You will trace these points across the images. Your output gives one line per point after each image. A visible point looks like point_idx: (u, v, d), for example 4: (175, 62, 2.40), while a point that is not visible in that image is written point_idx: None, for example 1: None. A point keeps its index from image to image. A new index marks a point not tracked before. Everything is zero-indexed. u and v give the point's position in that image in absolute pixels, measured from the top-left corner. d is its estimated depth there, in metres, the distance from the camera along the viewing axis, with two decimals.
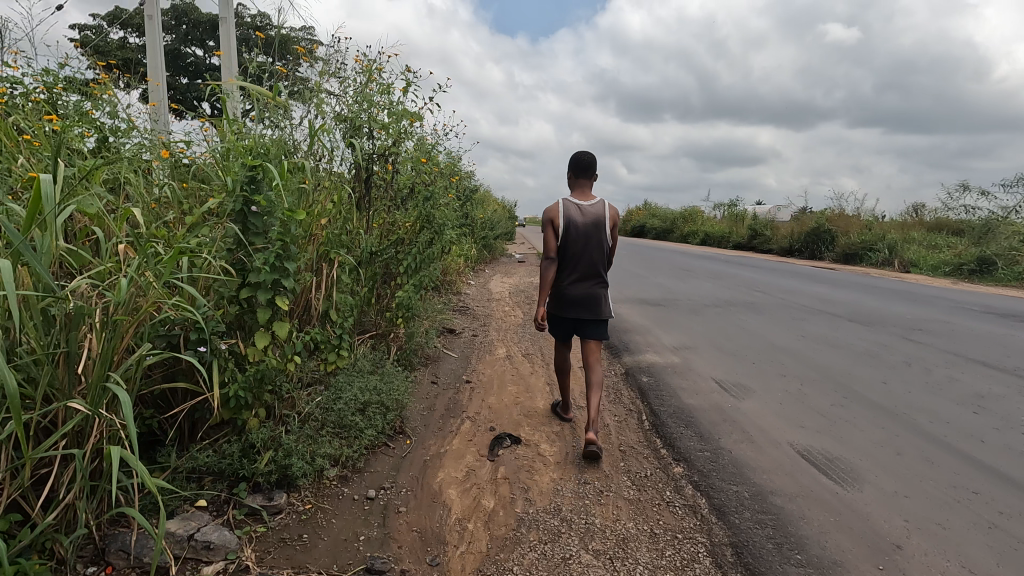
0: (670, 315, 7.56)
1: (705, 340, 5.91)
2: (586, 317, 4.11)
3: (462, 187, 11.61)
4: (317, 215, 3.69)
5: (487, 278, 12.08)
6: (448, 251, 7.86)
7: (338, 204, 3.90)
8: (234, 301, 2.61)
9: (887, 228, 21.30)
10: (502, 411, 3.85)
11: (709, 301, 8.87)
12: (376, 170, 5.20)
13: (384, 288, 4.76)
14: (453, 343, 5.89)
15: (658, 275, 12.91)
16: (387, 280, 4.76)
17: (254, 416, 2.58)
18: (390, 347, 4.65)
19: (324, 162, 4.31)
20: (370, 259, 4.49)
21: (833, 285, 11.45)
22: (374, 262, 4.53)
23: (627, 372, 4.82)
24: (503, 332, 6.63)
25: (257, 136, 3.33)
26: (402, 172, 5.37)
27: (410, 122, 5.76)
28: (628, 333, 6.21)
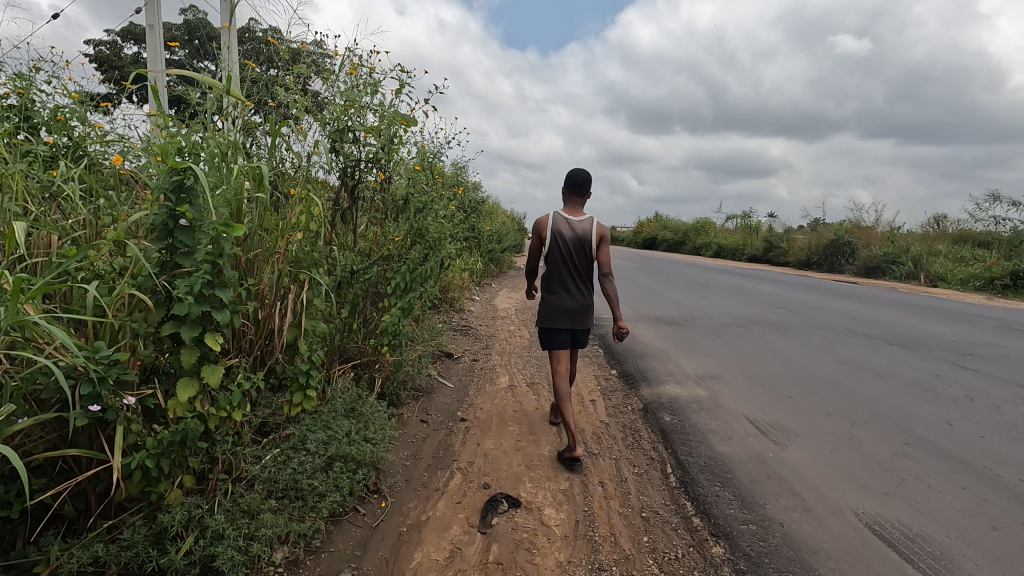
0: (689, 336, 6.95)
1: (731, 367, 5.29)
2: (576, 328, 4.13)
3: (466, 199, 11.10)
4: (283, 230, 3.16)
5: (494, 294, 11.53)
6: (449, 267, 7.33)
7: (309, 216, 3.38)
8: (154, 340, 2.07)
9: (911, 240, 20.49)
10: (499, 461, 3.26)
11: (730, 320, 8.24)
12: (364, 179, 4.68)
13: (371, 311, 4.22)
14: (450, 370, 5.32)
15: (673, 290, 12.29)
16: (374, 302, 4.23)
17: (175, 487, 2.02)
18: (375, 379, 4.09)
19: (299, 171, 3.83)
20: (352, 279, 3.95)
21: (863, 301, 10.75)
22: (356, 283, 3.99)
23: (646, 408, 4.21)
24: (506, 356, 6.05)
25: (205, 136, 2.82)
26: (394, 181, 4.86)
27: (403, 129, 5.28)
28: (644, 359, 5.61)
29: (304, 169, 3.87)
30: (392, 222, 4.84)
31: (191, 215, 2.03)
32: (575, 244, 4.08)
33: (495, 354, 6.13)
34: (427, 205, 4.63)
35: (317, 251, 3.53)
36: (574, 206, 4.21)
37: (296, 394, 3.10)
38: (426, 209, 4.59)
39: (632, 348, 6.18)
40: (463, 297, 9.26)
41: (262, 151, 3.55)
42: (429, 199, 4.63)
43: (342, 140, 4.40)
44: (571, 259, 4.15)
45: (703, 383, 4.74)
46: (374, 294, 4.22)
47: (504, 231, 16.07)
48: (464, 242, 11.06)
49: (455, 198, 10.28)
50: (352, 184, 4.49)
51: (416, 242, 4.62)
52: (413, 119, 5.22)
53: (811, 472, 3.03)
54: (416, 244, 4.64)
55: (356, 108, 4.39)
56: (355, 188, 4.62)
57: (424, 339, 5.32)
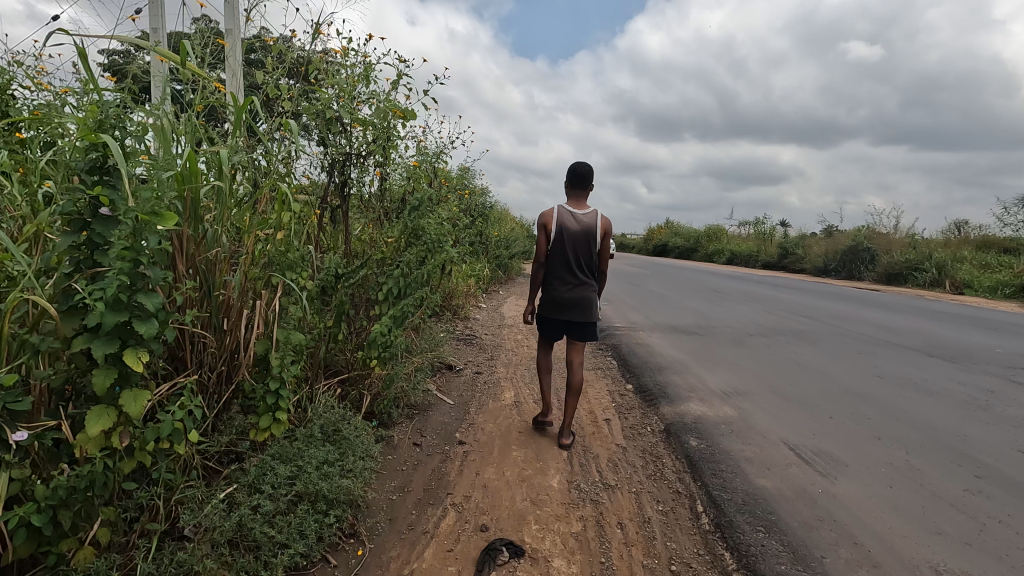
0: (709, 347, 6.47)
1: (759, 382, 4.82)
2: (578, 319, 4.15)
3: (472, 203, 10.70)
4: (251, 227, 2.76)
5: (501, 301, 11.09)
6: (451, 272, 6.91)
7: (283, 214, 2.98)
8: (62, 360, 1.65)
9: (933, 246, 19.77)
10: (500, 494, 2.82)
11: (751, 329, 7.74)
12: (356, 175, 4.29)
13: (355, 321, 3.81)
14: (450, 384, 4.88)
15: (688, 297, 11.80)
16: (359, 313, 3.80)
17: (83, 544, 1.61)
18: (363, 396, 3.66)
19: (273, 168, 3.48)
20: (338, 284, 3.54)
21: (890, 309, 10.19)
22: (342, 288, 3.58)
23: (667, 429, 3.75)
24: (512, 369, 5.60)
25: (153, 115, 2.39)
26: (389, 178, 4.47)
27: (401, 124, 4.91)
28: (663, 373, 5.14)
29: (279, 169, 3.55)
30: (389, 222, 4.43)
31: (109, 200, 1.62)
32: (578, 238, 4.12)
33: (501, 367, 5.68)
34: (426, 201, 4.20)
35: (296, 252, 3.14)
36: (576, 200, 4.30)
37: (265, 415, 2.67)
38: (423, 207, 4.18)
39: (648, 360, 5.71)
40: (468, 305, 8.83)
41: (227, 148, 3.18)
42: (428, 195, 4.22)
43: (331, 133, 4.02)
44: (574, 252, 4.20)
45: (729, 400, 4.27)
46: (358, 303, 3.82)
47: (513, 237, 15.64)
48: (469, 249, 10.65)
49: (460, 202, 9.89)
50: (347, 180, 4.03)
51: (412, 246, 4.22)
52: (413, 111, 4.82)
53: (871, 513, 2.55)
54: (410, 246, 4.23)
55: (345, 97, 4.00)
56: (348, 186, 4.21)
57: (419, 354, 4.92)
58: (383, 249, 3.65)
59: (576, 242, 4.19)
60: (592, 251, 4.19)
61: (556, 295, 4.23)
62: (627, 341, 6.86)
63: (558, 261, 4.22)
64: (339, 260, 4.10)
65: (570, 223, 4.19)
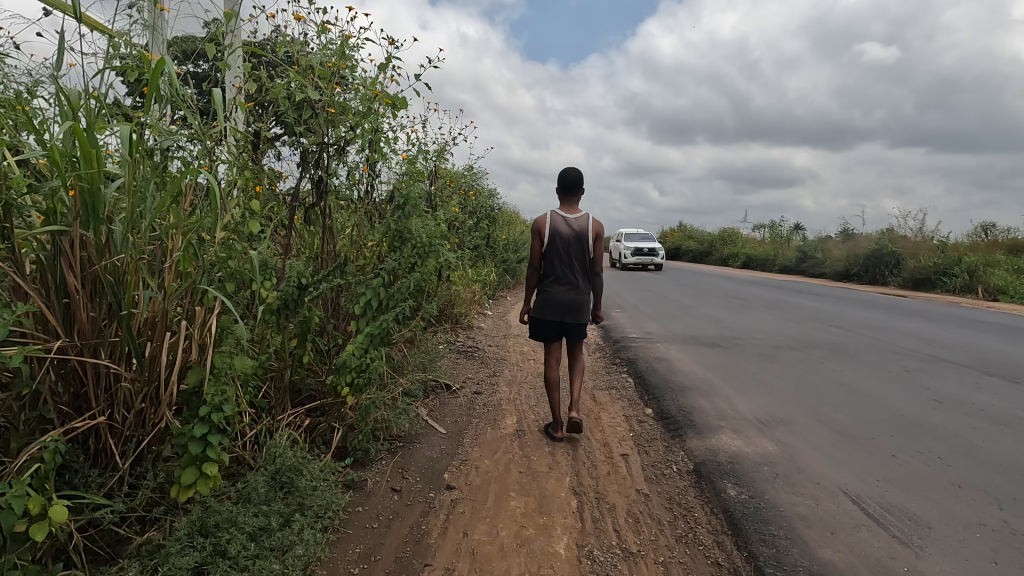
0: (734, 362, 5.82)
1: (798, 408, 4.17)
2: (570, 319, 4.48)
3: (477, 203, 10.10)
4: (169, 228, 2.16)
5: (508, 308, 10.46)
6: (451, 279, 6.32)
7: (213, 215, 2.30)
8: None
9: (963, 249, 18.85)
10: (490, 567, 2.22)
11: (780, 341, 7.08)
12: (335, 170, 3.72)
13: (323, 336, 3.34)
14: (445, 408, 4.30)
15: (707, 305, 11.12)
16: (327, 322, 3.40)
17: None
18: (335, 430, 3.10)
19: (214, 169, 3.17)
20: (301, 297, 2.92)
21: (927, 318, 9.45)
22: (307, 302, 2.95)
23: (697, 470, 3.13)
24: (515, 388, 5.01)
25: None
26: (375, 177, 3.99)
27: (388, 113, 4.36)
28: (686, 395, 4.51)
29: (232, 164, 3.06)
30: (372, 223, 3.88)
31: None
32: (574, 243, 4.46)
33: (503, 385, 5.09)
34: (413, 199, 3.65)
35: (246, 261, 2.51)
36: (569, 206, 4.67)
37: (188, 469, 2.06)
38: (410, 206, 3.62)
39: (668, 378, 5.10)
40: (471, 314, 8.26)
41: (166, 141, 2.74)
42: (415, 192, 3.67)
43: (301, 121, 3.49)
44: (569, 257, 4.54)
45: (766, 431, 3.64)
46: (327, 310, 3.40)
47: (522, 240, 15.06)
48: (473, 253, 10.11)
49: (462, 204, 9.34)
50: (323, 173, 3.48)
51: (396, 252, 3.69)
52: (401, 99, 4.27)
53: None
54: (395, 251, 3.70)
55: (317, 80, 3.47)
56: (326, 180, 3.62)
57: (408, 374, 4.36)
58: (358, 256, 3.17)
59: (569, 247, 4.55)
60: (586, 255, 4.51)
61: (551, 297, 4.53)
62: (643, 355, 6.24)
63: (555, 264, 4.53)
64: (312, 267, 3.56)
65: (562, 227, 4.55)
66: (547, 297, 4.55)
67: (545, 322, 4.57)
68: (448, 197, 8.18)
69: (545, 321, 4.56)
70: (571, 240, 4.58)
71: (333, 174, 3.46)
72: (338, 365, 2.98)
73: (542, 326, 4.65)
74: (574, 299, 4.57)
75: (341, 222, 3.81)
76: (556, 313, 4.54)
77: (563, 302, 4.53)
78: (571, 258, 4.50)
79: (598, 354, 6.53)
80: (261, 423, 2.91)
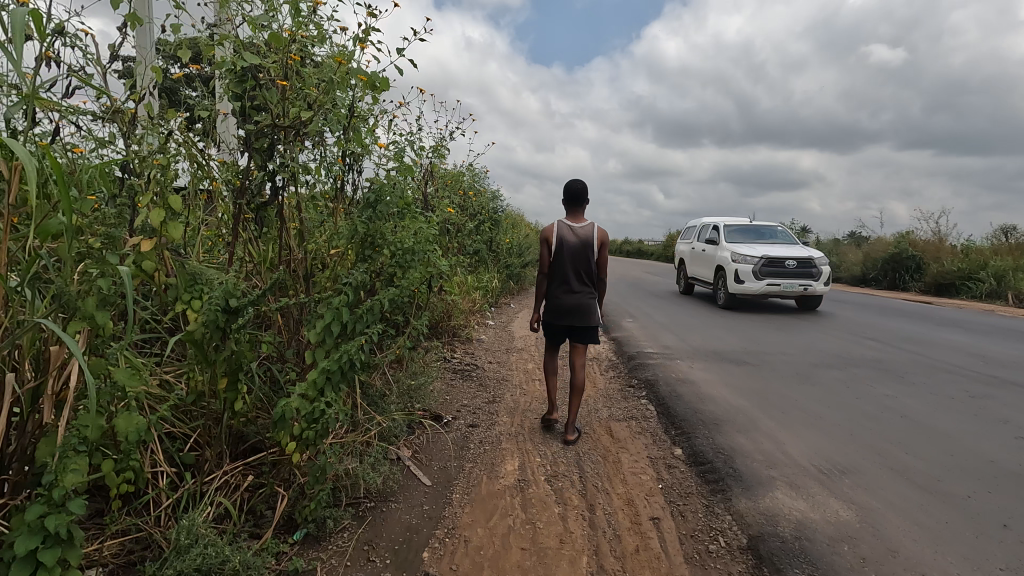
0: (768, 385, 5.09)
1: (860, 452, 3.44)
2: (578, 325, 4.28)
3: (477, 204, 9.34)
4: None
5: (511, 318, 9.66)
6: (444, 289, 5.59)
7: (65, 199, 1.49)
8: None
9: (987, 253, 18.01)
10: None
11: (815, 358, 6.32)
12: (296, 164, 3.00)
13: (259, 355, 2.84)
14: (432, 448, 3.57)
15: (726, 314, 10.34)
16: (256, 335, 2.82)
17: None
18: (280, 494, 2.39)
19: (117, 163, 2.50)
20: (230, 325, 2.23)
21: (967, 329, 8.69)
22: (239, 330, 2.26)
23: (754, 548, 2.41)
24: (518, 418, 4.29)
25: None
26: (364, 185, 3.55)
27: (366, 96, 3.66)
28: (722, 431, 3.78)
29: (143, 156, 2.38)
30: (342, 225, 3.18)
31: None
32: (578, 248, 4.28)
33: (504, 415, 4.37)
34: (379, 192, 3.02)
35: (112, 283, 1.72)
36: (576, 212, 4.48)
37: None
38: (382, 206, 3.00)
39: (696, 406, 4.37)
40: (469, 325, 7.51)
41: (31, 132, 2.09)
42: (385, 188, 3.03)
43: (240, 94, 2.82)
44: (574, 261, 4.35)
45: (832, 487, 2.91)
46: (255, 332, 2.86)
47: (525, 242, 14.25)
48: (471, 259, 9.35)
49: (459, 205, 8.60)
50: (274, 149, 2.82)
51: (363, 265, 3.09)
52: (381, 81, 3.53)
53: None
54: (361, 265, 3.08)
55: (269, 49, 2.79)
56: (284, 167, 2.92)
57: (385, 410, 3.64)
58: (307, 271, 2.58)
59: (574, 252, 4.35)
60: (591, 260, 4.30)
61: (557, 304, 4.35)
62: (664, 375, 5.50)
63: (559, 270, 4.35)
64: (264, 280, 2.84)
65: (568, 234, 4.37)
66: (552, 304, 4.39)
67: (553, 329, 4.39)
68: (442, 198, 7.44)
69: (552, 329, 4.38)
70: (576, 247, 4.38)
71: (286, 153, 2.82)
72: (278, 415, 2.29)
73: (551, 334, 4.47)
74: (581, 304, 4.38)
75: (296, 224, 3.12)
76: (563, 320, 4.35)
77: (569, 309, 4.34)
78: (575, 263, 4.31)
79: (611, 373, 5.80)
80: (181, 488, 2.24)
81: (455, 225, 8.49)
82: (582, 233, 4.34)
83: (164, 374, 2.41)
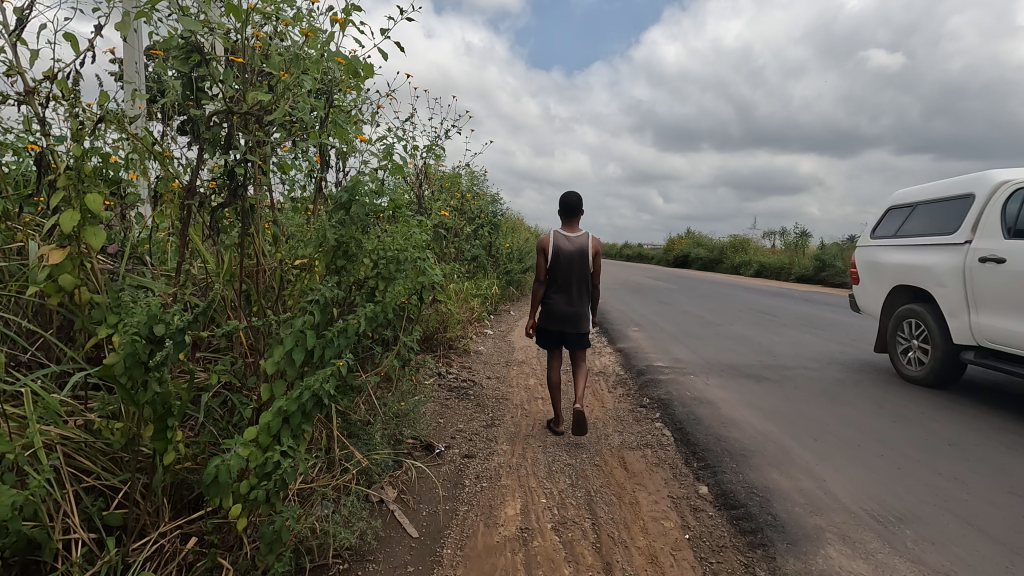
0: (793, 406, 4.65)
1: (913, 492, 3.00)
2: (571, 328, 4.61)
3: (475, 207, 8.88)
4: None
5: (511, 327, 9.18)
6: (438, 299, 5.13)
7: None
8: None
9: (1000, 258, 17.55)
10: None
11: (839, 373, 5.88)
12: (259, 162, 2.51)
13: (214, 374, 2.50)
14: (422, 486, 3.11)
15: (736, 323, 9.88)
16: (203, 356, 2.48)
17: None
18: (223, 568, 1.93)
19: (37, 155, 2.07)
20: (156, 361, 1.73)
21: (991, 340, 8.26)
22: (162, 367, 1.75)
23: None
24: (520, 445, 3.84)
25: None
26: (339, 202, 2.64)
27: (348, 86, 3.23)
28: (752, 464, 3.33)
29: (61, 147, 1.95)
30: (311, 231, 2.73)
31: None
32: (573, 258, 4.77)
33: (503, 442, 3.92)
34: (357, 195, 2.59)
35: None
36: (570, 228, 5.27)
37: None
38: (361, 211, 2.57)
39: (717, 432, 3.92)
40: (466, 336, 7.07)
41: None
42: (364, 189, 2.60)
43: (195, 77, 2.41)
44: (570, 270, 4.81)
45: (893, 540, 2.47)
46: (208, 357, 2.41)
47: (526, 246, 13.81)
48: (469, 264, 8.91)
49: (455, 208, 8.18)
50: (231, 136, 2.37)
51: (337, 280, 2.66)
52: (365, 67, 3.13)
53: None
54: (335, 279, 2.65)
55: (229, 22, 2.36)
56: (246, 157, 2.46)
57: (367, 443, 3.18)
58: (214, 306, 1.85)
59: (569, 261, 4.97)
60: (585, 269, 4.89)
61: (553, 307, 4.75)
62: (677, 393, 5.06)
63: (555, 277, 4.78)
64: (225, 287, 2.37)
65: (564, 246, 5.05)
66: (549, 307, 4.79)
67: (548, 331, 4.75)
68: (437, 201, 7.02)
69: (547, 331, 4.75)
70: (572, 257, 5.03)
71: (246, 142, 2.38)
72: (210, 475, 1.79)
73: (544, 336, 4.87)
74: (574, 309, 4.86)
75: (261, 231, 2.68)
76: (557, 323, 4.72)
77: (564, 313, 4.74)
78: (570, 271, 4.81)
79: (620, 391, 5.35)
80: (98, 562, 1.79)
81: (452, 229, 8.06)
82: (576, 244, 4.99)
83: (88, 415, 1.98)
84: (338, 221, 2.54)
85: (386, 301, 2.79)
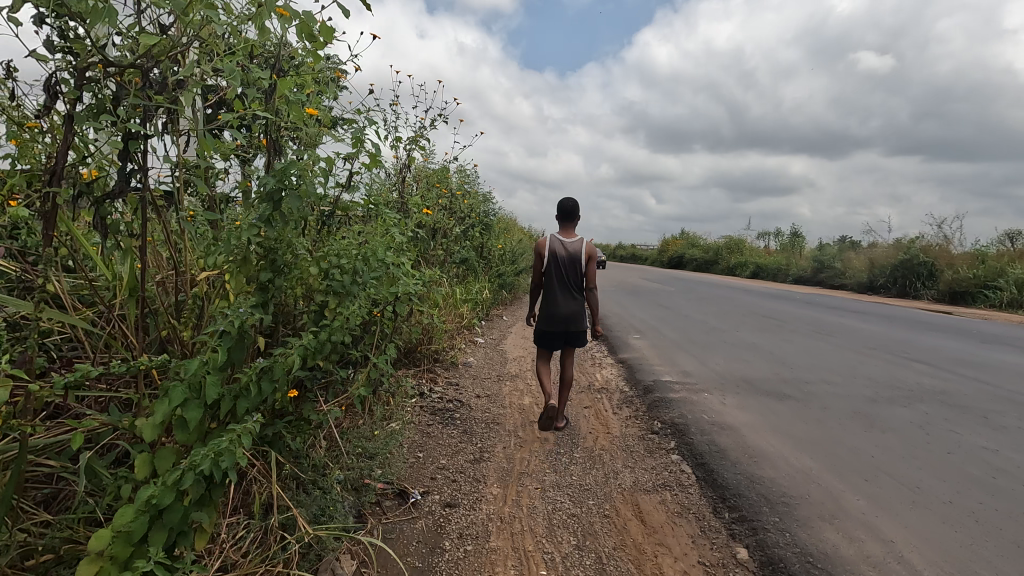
0: (826, 433, 4.05)
1: (1006, 559, 2.41)
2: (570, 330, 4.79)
3: (464, 205, 8.22)
4: None
5: (502, 334, 8.54)
6: (420, 309, 4.50)
7: None
8: None
9: (1001, 258, 17.21)
10: None
11: (867, 390, 5.31)
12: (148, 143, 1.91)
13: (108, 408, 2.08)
14: (388, 554, 2.47)
15: (741, 329, 9.32)
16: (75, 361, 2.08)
17: None
18: None
19: None
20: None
21: (1013, 347, 7.77)
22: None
23: None
24: (513, 488, 3.23)
25: None
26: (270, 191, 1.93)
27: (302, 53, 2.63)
28: (801, 520, 2.73)
29: None
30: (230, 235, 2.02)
31: None
32: (568, 262, 4.75)
33: (494, 484, 3.29)
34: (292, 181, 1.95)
35: None
36: (568, 232, 4.94)
37: None
38: (294, 204, 1.92)
39: (747, 469, 3.32)
40: (454, 347, 6.45)
41: None
42: (298, 171, 1.94)
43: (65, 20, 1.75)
44: (564, 274, 4.80)
45: None
46: (84, 395, 1.86)
47: (520, 248, 13.20)
48: (458, 267, 8.29)
49: (443, 207, 7.57)
50: (117, 96, 1.80)
51: (265, 300, 2.02)
52: (325, 31, 2.52)
53: None
54: (262, 300, 2.02)
55: None
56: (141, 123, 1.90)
57: (319, 505, 2.52)
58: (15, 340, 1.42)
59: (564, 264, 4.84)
60: (580, 272, 4.79)
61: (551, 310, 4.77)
62: (693, 416, 4.45)
63: (551, 281, 4.81)
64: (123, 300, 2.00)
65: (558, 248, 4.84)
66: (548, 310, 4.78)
67: (547, 334, 4.84)
68: (422, 198, 6.40)
69: (547, 334, 4.81)
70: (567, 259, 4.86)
71: (139, 103, 1.80)
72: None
73: (545, 338, 4.92)
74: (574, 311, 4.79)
75: (158, 226, 2.14)
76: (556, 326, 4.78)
77: (562, 315, 4.78)
78: (566, 274, 4.78)
79: (627, 412, 4.73)
80: None
81: (440, 229, 7.44)
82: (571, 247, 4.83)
83: None
84: (259, 218, 1.89)
85: (333, 323, 2.27)
